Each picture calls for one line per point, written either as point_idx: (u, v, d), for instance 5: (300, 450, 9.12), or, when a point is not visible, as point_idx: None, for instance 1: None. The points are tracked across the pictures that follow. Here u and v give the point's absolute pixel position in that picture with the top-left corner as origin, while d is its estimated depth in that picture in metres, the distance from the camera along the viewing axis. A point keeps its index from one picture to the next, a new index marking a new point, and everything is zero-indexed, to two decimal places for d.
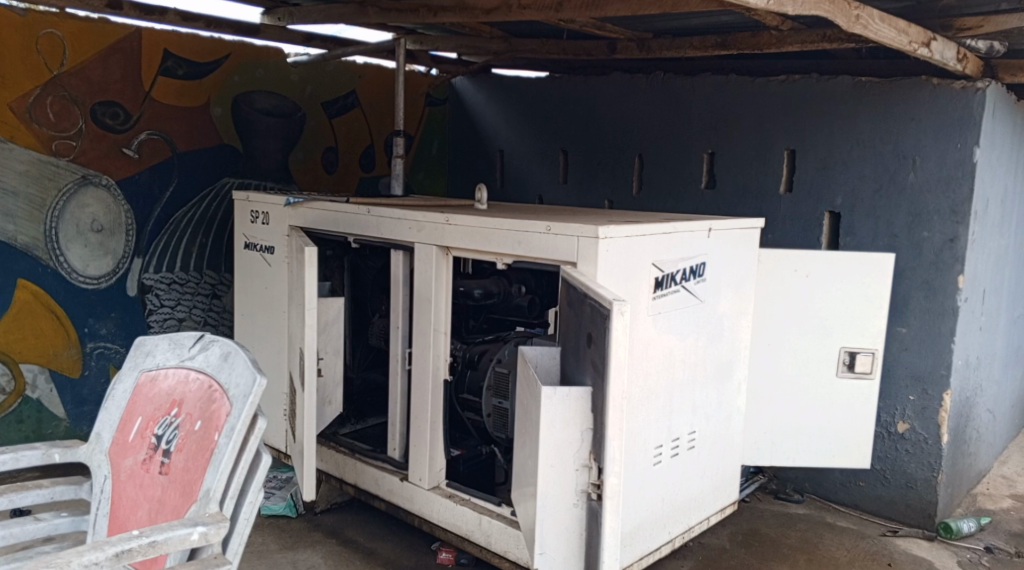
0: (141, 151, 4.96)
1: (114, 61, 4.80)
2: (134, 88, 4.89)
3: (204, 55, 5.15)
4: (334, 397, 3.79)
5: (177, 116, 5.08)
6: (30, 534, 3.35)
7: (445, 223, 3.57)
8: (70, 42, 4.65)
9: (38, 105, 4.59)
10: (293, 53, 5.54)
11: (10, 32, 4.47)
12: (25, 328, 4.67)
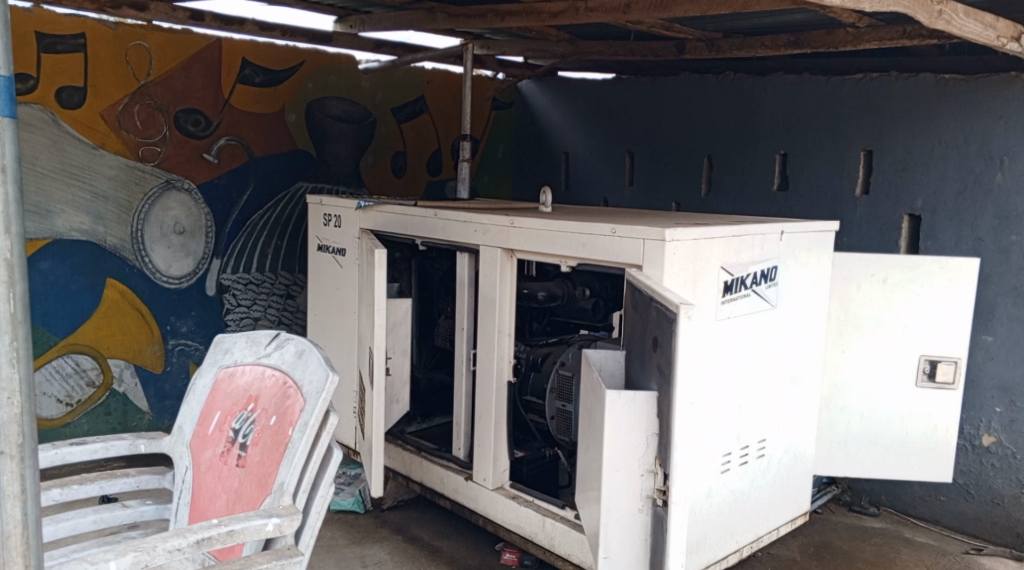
0: (220, 156, 5.18)
1: (196, 70, 5.02)
2: (214, 96, 5.11)
3: (280, 62, 5.34)
4: (402, 397, 3.89)
5: (254, 123, 5.29)
6: (118, 520, 3.49)
7: (509, 226, 3.63)
8: (156, 53, 4.87)
9: (127, 113, 4.82)
10: (365, 60, 5.70)
11: (102, 45, 4.71)
12: (114, 325, 4.91)
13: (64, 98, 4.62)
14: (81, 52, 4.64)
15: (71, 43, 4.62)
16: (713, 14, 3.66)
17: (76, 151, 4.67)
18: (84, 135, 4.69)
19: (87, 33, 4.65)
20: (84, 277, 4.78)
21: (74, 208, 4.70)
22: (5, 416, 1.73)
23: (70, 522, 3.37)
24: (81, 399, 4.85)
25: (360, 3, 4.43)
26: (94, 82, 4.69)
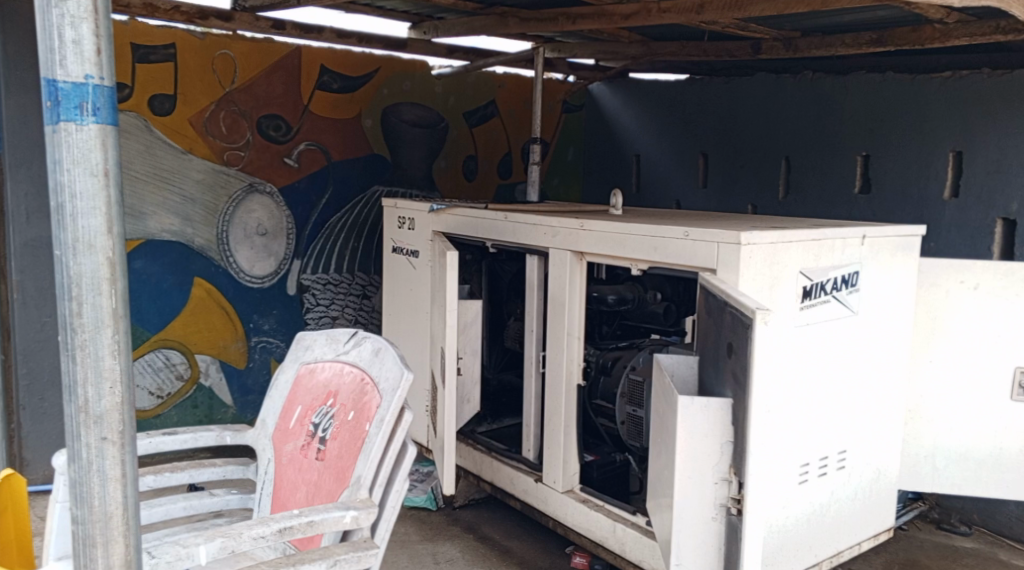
0: (300, 160, 5.40)
1: (277, 77, 5.25)
2: (294, 102, 5.33)
3: (357, 69, 5.53)
4: (472, 396, 3.99)
5: (333, 128, 5.49)
6: (206, 507, 3.63)
7: (579, 228, 3.67)
8: (240, 62, 5.13)
9: (213, 120, 5.08)
10: (438, 66, 5.85)
11: (191, 54, 4.98)
12: (200, 322, 5.19)
13: (156, 105, 4.90)
14: (172, 62, 4.92)
15: (163, 53, 4.90)
16: (788, 13, 3.60)
17: (168, 156, 4.96)
18: (174, 140, 4.97)
19: (177, 44, 4.93)
20: (174, 276, 5.06)
21: (165, 210, 4.99)
22: (109, 404, 1.86)
23: (162, 508, 3.51)
24: (171, 393, 5.15)
25: (432, 10, 4.58)
26: (183, 90, 4.97)
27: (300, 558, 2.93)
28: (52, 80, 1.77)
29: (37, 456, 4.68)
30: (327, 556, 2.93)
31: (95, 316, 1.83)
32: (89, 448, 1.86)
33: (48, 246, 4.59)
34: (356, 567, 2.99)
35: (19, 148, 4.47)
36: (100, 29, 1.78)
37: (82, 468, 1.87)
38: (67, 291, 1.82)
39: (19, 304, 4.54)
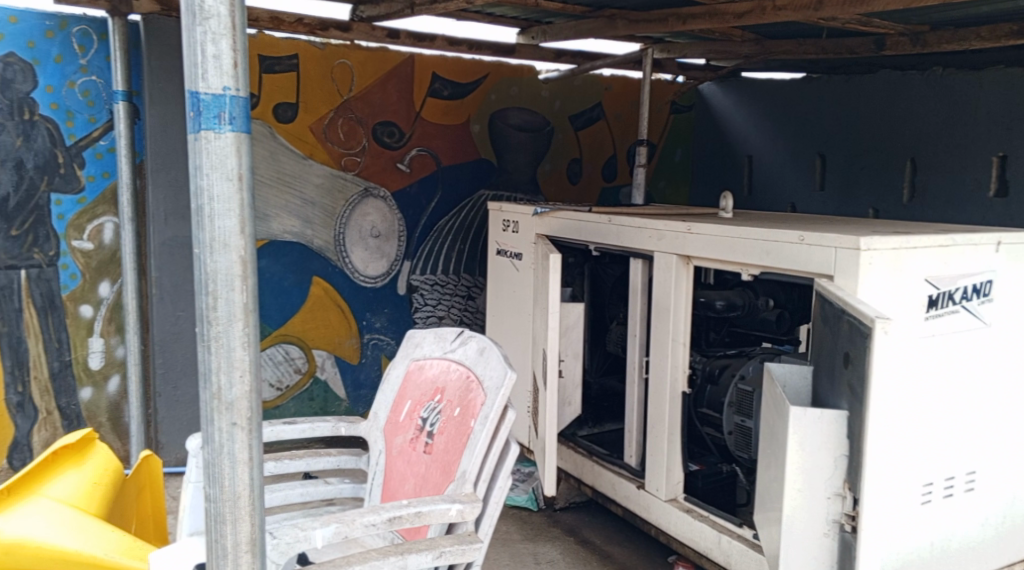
0: (411, 166, 5.71)
1: (392, 85, 5.56)
2: (407, 109, 5.63)
3: (466, 76, 5.81)
4: (573, 399, 4.23)
5: (443, 134, 5.79)
6: (321, 495, 3.72)
7: (686, 232, 3.66)
8: (358, 71, 5.44)
9: (332, 126, 5.42)
10: (544, 71, 6.07)
11: (313, 64, 5.32)
12: (318, 320, 5.55)
13: (280, 113, 5.26)
14: (295, 71, 5.26)
15: (288, 63, 5.24)
16: (915, 6, 3.57)
17: (290, 161, 5.32)
18: (298, 147, 5.32)
19: (300, 55, 5.27)
20: (295, 274, 5.43)
21: (287, 212, 5.35)
22: (239, 391, 2.06)
23: (280, 493, 3.60)
24: (289, 385, 5.53)
25: (542, 15, 4.91)
26: (305, 98, 5.31)
27: (408, 548, 2.87)
28: (195, 91, 1.96)
29: (171, 439, 5.12)
30: (433, 547, 2.87)
31: (228, 310, 2.02)
32: (221, 433, 2.06)
33: (184, 245, 4.98)
34: (461, 560, 2.90)
35: (160, 153, 4.88)
36: (238, 44, 1.97)
37: (214, 450, 2.07)
38: (205, 285, 2.01)
39: (157, 299, 4.95)
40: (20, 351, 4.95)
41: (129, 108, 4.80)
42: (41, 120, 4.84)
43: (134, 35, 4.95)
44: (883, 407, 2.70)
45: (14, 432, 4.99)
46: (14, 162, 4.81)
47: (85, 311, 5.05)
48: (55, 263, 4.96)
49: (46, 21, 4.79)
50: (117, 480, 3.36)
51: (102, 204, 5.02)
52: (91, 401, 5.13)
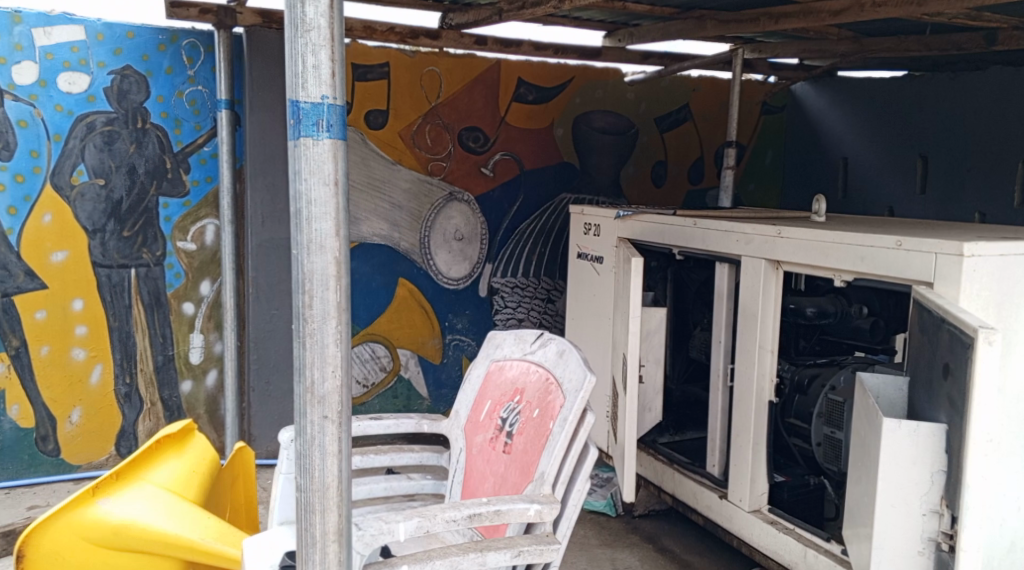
0: (495, 170, 5.79)
1: (478, 90, 5.65)
2: (493, 114, 5.72)
3: (551, 80, 5.85)
4: (654, 405, 4.32)
5: (527, 138, 5.85)
6: (403, 490, 3.74)
7: (776, 236, 3.59)
8: (446, 77, 5.56)
9: (420, 132, 5.54)
10: (630, 73, 6.06)
11: (402, 71, 5.45)
12: (403, 320, 5.67)
13: (372, 120, 5.40)
14: (386, 79, 5.40)
15: (379, 71, 5.38)
16: None
17: (380, 166, 5.45)
18: (387, 153, 5.46)
19: (391, 62, 5.41)
20: (382, 276, 5.56)
21: (376, 216, 5.47)
22: (330, 385, 2.20)
23: (366, 487, 3.63)
24: (375, 382, 5.65)
25: (629, 17, 5.04)
26: (395, 105, 5.44)
27: (487, 546, 2.87)
28: (295, 99, 2.10)
29: (262, 432, 5.36)
30: (511, 546, 2.87)
31: (322, 308, 2.16)
32: (313, 425, 2.20)
33: (279, 247, 5.22)
34: (539, 560, 2.90)
35: (259, 158, 5.13)
36: (335, 54, 2.11)
37: (306, 442, 2.21)
38: (301, 284, 2.15)
39: (253, 297, 5.20)
40: (128, 346, 5.22)
41: (231, 117, 5.02)
42: (152, 128, 5.11)
43: (238, 46, 5.17)
44: (987, 416, 2.50)
45: (122, 421, 5.27)
46: (127, 168, 5.08)
47: (187, 309, 5.30)
48: (161, 262, 5.22)
49: (158, 35, 5.06)
50: (213, 470, 3.49)
51: (204, 208, 5.27)
52: (191, 394, 5.39)
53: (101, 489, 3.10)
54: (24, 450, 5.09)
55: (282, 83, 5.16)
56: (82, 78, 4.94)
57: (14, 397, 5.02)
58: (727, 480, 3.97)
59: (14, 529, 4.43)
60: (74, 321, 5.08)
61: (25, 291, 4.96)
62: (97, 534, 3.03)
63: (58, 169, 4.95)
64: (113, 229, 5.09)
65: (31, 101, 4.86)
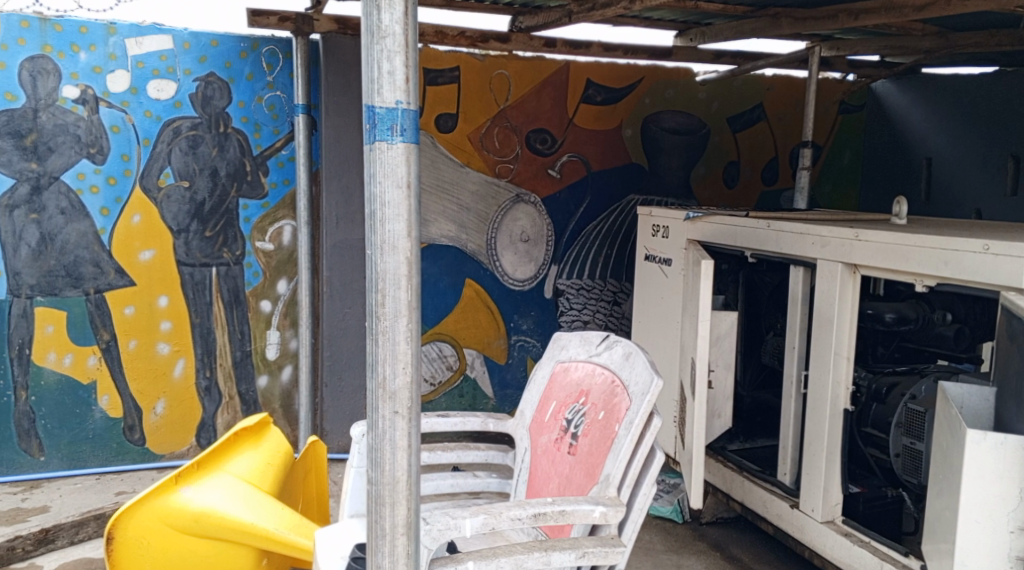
0: (562, 171, 5.77)
1: (547, 92, 5.64)
2: (561, 116, 5.70)
3: (621, 81, 5.80)
4: (723, 411, 4.26)
5: (595, 139, 5.81)
6: (469, 487, 3.72)
7: (853, 239, 3.48)
8: (515, 79, 5.56)
9: (488, 135, 5.56)
10: (702, 72, 5.96)
11: (472, 75, 5.47)
12: (469, 320, 5.69)
13: (442, 123, 5.44)
14: (456, 83, 5.44)
15: (449, 75, 5.42)
16: None
17: (449, 169, 5.49)
18: (456, 155, 5.50)
19: (461, 67, 5.43)
20: (449, 276, 5.60)
21: (445, 218, 5.52)
22: (401, 381, 2.22)
23: (434, 482, 3.62)
24: (442, 380, 5.70)
25: (701, 17, 5.00)
26: (464, 109, 5.47)
27: (552, 545, 2.85)
28: (370, 104, 2.14)
29: (334, 426, 5.45)
30: (576, 547, 2.84)
31: (394, 306, 2.18)
32: (384, 420, 2.22)
33: (353, 247, 5.30)
34: (604, 563, 2.86)
35: (334, 162, 5.22)
36: (410, 60, 2.14)
37: (378, 436, 2.24)
38: (375, 283, 2.18)
39: (327, 296, 5.28)
40: (209, 341, 5.35)
41: (308, 121, 5.13)
42: (233, 132, 5.24)
43: (315, 52, 5.28)
44: None
45: (202, 413, 5.42)
46: (210, 171, 5.22)
47: (264, 306, 5.41)
48: (241, 261, 5.34)
49: (240, 42, 5.18)
50: (287, 462, 3.57)
51: (282, 209, 5.38)
52: (267, 388, 5.51)
53: (182, 478, 3.20)
54: (113, 438, 5.27)
55: (356, 88, 5.23)
56: (170, 85, 5.09)
57: (104, 388, 5.21)
58: (798, 489, 3.87)
59: (105, 513, 4.53)
60: (160, 317, 5.25)
61: (116, 288, 5.15)
62: (179, 521, 3.13)
63: (147, 173, 5.12)
64: (196, 229, 5.24)
65: (123, 108, 5.04)
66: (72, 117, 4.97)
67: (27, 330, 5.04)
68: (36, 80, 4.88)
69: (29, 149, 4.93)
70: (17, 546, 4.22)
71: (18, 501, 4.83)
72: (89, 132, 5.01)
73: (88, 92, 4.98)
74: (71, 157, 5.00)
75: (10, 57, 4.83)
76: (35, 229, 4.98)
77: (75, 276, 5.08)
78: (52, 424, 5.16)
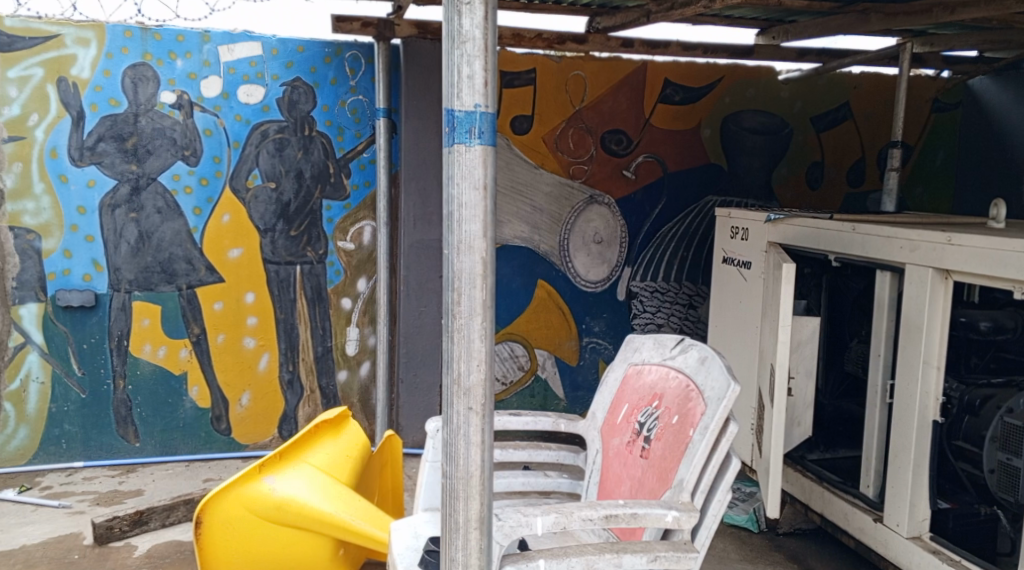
0: (637, 172, 5.69)
1: (624, 92, 5.58)
2: (637, 116, 5.63)
3: (700, 80, 5.70)
4: (803, 419, 4.12)
5: (672, 139, 5.72)
6: (540, 487, 3.69)
7: (946, 243, 3.33)
8: (591, 80, 5.52)
9: (563, 137, 5.54)
10: (785, 70, 5.82)
11: (549, 77, 5.46)
12: (542, 321, 5.68)
13: (517, 125, 5.45)
14: (532, 85, 5.44)
15: (526, 77, 5.43)
16: None
17: (524, 170, 5.50)
18: (530, 157, 5.50)
19: (538, 69, 5.43)
20: (522, 277, 5.60)
21: (518, 218, 5.53)
22: (476, 378, 2.25)
23: (505, 480, 3.64)
24: (513, 380, 5.71)
25: (785, 15, 4.91)
26: (540, 110, 5.47)
27: (624, 547, 2.80)
28: (450, 108, 2.17)
29: (409, 422, 5.49)
30: (648, 550, 2.78)
31: (469, 305, 2.22)
32: (459, 415, 2.26)
33: (430, 247, 5.33)
34: (677, 568, 2.79)
35: (414, 163, 5.25)
36: (489, 65, 2.16)
37: (452, 431, 2.28)
38: (451, 282, 2.22)
39: (404, 295, 5.33)
40: (292, 336, 5.45)
41: (388, 125, 5.12)
42: (318, 135, 5.32)
43: (395, 57, 5.33)
44: None
45: (284, 406, 5.52)
46: (295, 172, 5.32)
47: (345, 304, 5.48)
48: (324, 260, 5.42)
49: (325, 48, 5.26)
50: (364, 455, 3.93)
51: (363, 210, 5.44)
52: (346, 383, 5.57)
53: (267, 468, 3.57)
54: (202, 427, 5.42)
55: (437, 90, 5.26)
56: (259, 89, 5.21)
57: (194, 379, 5.35)
58: (882, 502, 3.73)
59: (194, 498, 4.61)
60: (247, 312, 5.37)
61: (206, 284, 5.29)
62: (263, 508, 3.52)
63: (236, 173, 5.25)
64: (282, 229, 5.34)
65: (216, 112, 5.18)
66: (169, 121, 5.14)
67: (125, 322, 5.22)
68: (136, 87, 5.07)
69: (130, 151, 5.11)
70: (114, 526, 4.34)
71: (116, 484, 5.05)
72: (184, 136, 5.16)
73: (184, 98, 5.14)
74: (167, 159, 5.16)
75: (114, 65, 5.04)
76: (133, 227, 5.16)
77: (169, 272, 5.24)
78: (147, 412, 5.33)
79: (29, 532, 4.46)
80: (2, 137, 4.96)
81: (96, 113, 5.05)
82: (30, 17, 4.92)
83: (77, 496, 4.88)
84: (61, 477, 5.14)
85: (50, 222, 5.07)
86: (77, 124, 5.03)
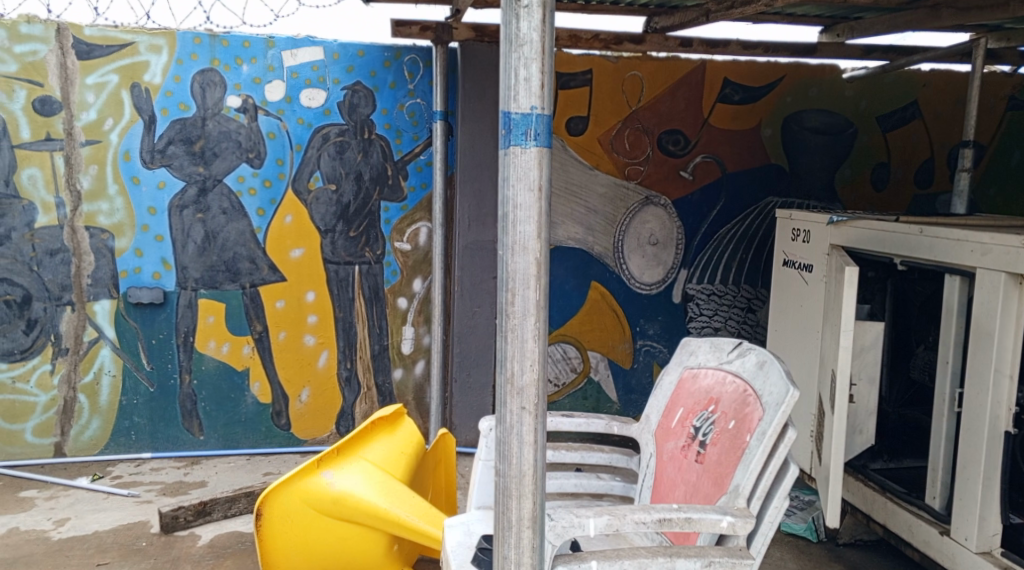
0: (695, 173, 5.61)
1: (681, 92, 5.50)
2: (695, 116, 5.55)
3: (760, 79, 5.59)
4: (865, 427, 4.02)
5: (731, 139, 5.62)
6: (593, 489, 3.62)
7: (1020, 247, 3.20)
8: (648, 81, 5.46)
9: (619, 138, 5.48)
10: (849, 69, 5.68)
11: (605, 78, 5.42)
12: (595, 322, 5.63)
13: (573, 126, 5.42)
14: (589, 86, 5.40)
15: (582, 78, 5.39)
16: None
17: (578, 172, 5.46)
18: (585, 157, 5.46)
19: (594, 69, 5.39)
20: (575, 279, 5.56)
21: (573, 220, 5.49)
22: (529, 377, 2.22)
23: (557, 481, 3.58)
24: (566, 382, 5.67)
25: (850, 12, 4.80)
26: (596, 111, 5.43)
27: (677, 551, 2.74)
28: (507, 110, 2.14)
29: (463, 421, 5.49)
30: (702, 555, 2.72)
31: (523, 305, 2.19)
32: (512, 414, 2.23)
33: (485, 248, 5.32)
34: None
35: (469, 166, 5.25)
36: (546, 67, 2.13)
37: (506, 430, 2.25)
38: (505, 283, 2.20)
39: (459, 296, 5.32)
40: (350, 335, 5.48)
41: (445, 128, 5.17)
42: (377, 138, 5.35)
43: (452, 60, 5.30)
44: None
45: (341, 403, 5.57)
46: (355, 175, 5.35)
47: (401, 303, 5.50)
48: (381, 260, 5.45)
49: (384, 51, 5.28)
50: (418, 452, 3.94)
51: (419, 211, 5.44)
52: (401, 382, 5.59)
53: (324, 463, 3.60)
54: (262, 423, 5.49)
55: (493, 91, 5.24)
56: (320, 93, 5.25)
57: (256, 375, 5.43)
58: (949, 515, 3.60)
59: (255, 491, 4.65)
60: (307, 310, 5.43)
61: (269, 283, 5.36)
62: (320, 501, 3.54)
63: (299, 175, 5.30)
64: (341, 230, 5.38)
65: (278, 115, 5.24)
66: (234, 124, 5.22)
67: (191, 319, 5.32)
68: (204, 92, 5.17)
69: (197, 154, 5.20)
70: (179, 516, 4.42)
71: (181, 475, 5.14)
72: (248, 138, 5.24)
73: (249, 102, 5.21)
74: (232, 161, 5.24)
75: (183, 71, 5.14)
76: (200, 227, 5.26)
77: (233, 271, 5.32)
78: (210, 406, 5.43)
79: (101, 519, 4.56)
80: (80, 140, 5.10)
81: (167, 117, 5.15)
82: (107, 25, 5.04)
83: (145, 485, 4.98)
84: (130, 467, 5.27)
85: (123, 222, 5.19)
86: (149, 128, 5.15)
